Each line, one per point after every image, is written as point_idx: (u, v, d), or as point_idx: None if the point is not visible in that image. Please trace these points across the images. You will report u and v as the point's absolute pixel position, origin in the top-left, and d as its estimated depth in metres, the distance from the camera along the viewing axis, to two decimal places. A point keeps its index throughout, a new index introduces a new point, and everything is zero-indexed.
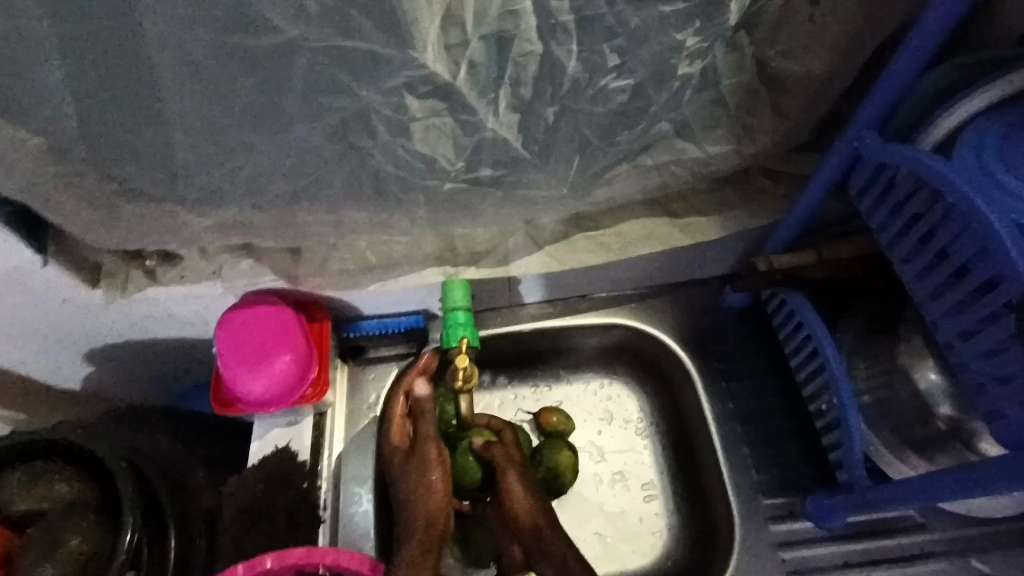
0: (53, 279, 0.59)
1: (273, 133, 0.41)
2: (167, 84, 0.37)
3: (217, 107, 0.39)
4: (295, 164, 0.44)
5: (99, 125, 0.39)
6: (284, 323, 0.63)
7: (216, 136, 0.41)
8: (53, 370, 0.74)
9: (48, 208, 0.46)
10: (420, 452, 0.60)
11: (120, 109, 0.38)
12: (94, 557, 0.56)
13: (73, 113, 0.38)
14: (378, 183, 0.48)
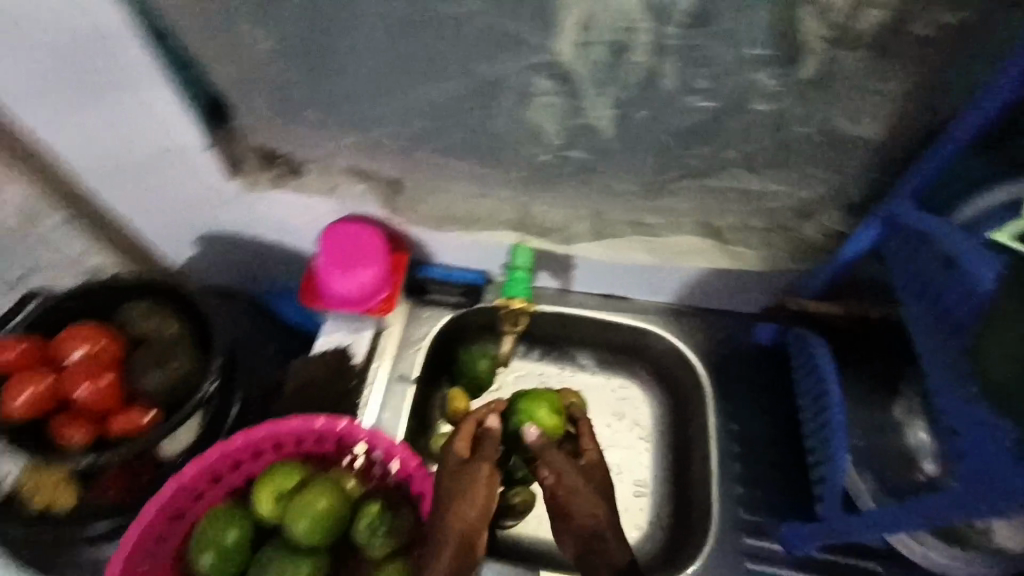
0: (205, 162, 0.73)
1: (427, 77, 0.53)
2: (365, 18, 0.49)
3: (393, 45, 0.51)
4: (432, 106, 0.56)
5: (303, 37, 0.52)
6: (375, 244, 0.74)
7: (383, 67, 0.53)
8: (172, 241, 0.89)
9: (241, 95, 0.59)
10: (477, 466, 0.60)
11: (324, 30, 0.51)
12: (178, 387, 0.68)
13: (292, 28, 0.51)
14: (489, 142, 0.59)
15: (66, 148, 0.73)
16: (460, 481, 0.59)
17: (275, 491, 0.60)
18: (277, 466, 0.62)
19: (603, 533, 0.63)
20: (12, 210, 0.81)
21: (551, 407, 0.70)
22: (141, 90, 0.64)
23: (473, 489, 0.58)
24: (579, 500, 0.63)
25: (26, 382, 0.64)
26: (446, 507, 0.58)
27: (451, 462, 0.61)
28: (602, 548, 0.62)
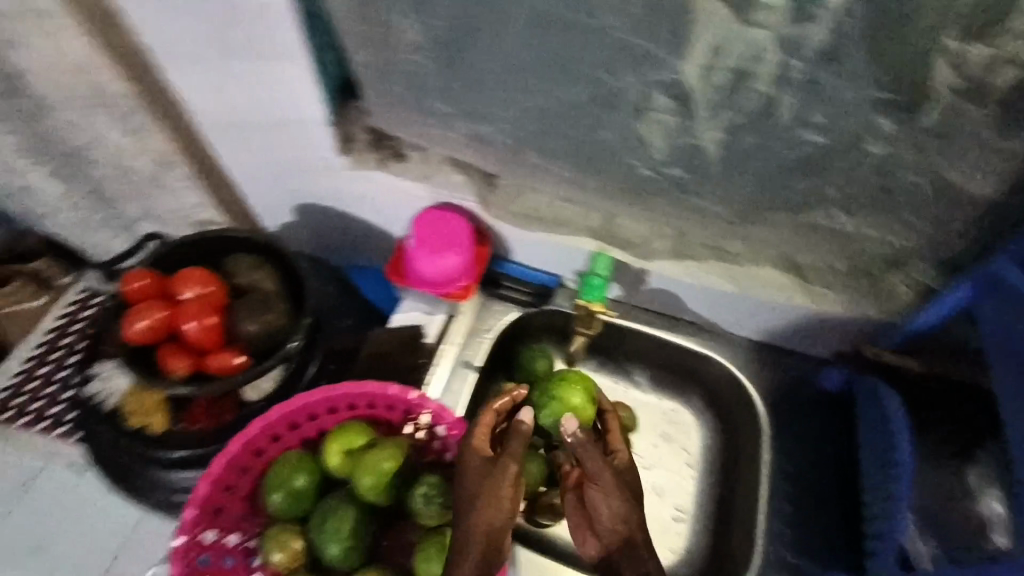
0: (324, 137, 0.80)
1: (550, 82, 0.57)
2: (507, 21, 0.54)
3: (527, 49, 0.55)
4: (550, 110, 0.60)
5: (447, 34, 0.57)
6: (464, 234, 0.78)
7: (513, 69, 0.58)
8: (275, 204, 0.97)
9: (375, 80, 0.65)
10: (505, 464, 0.58)
11: (468, 29, 0.56)
12: (269, 339, 0.74)
13: (439, 24, 0.56)
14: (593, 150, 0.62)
15: (206, 108, 0.82)
16: (486, 481, 0.57)
17: (340, 447, 0.65)
18: (346, 424, 0.66)
19: (633, 536, 0.59)
20: (148, 158, 0.90)
21: (585, 396, 0.70)
22: (284, 66, 0.71)
23: (498, 491, 0.56)
24: (609, 500, 0.60)
25: (144, 312, 0.71)
26: (470, 508, 0.56)
27: (476, 460, 0.59)
28: (631, 552, 0.59)
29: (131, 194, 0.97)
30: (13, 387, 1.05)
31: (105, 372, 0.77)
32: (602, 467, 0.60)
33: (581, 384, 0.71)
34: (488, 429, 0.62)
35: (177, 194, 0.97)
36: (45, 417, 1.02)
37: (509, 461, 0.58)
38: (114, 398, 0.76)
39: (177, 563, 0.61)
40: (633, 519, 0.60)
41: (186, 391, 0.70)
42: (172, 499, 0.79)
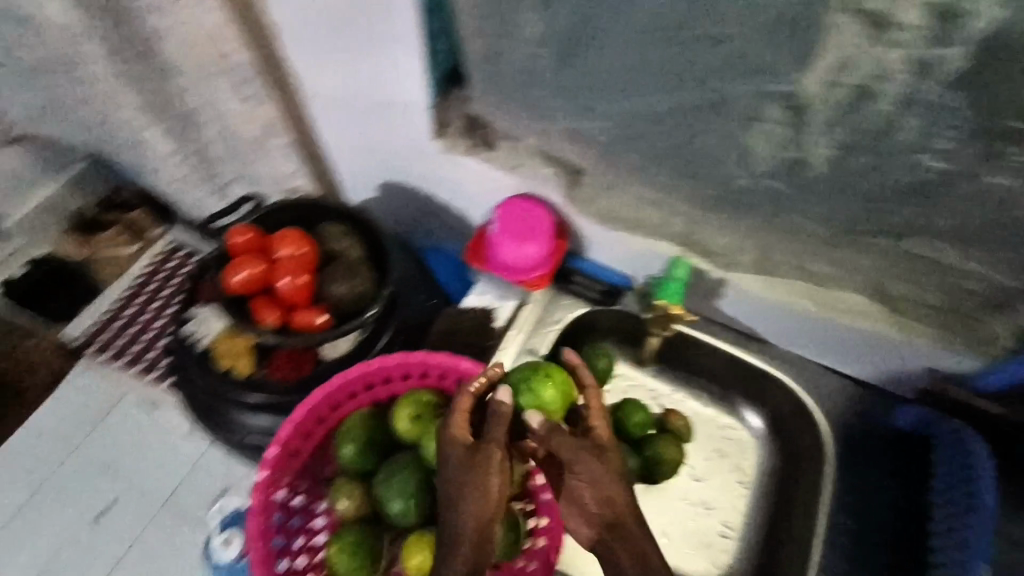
0: (421, 120, 0.83)
1: (663, 83, 0.59)
2: (632, 19, 0.55)
3: (646, 50, 0.57)
4: (659, 112, 0.62)
5: (568, 32, 0.59)
6: (545, 225, 0.80)
7: (629, 69, 0.60)
8: (363, 175, 1.02)
9: (487, 70, 0.67)
10: (487, 452, 0.56)
11: (590, 28, 0.58)
12: (351, 304, 0.79)
13: (561, 22, 0.58)
14: (694, 153, 0.64)
15: (316, 81, 0.86)
16: (473, 474, 0.55)
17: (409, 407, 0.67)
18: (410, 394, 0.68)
19: (623, 517, 0.57)
20: (257, 125, 0.96)
21: (557, 386, 0.62)
22: (396, 51, 0.74)
23: (485, 486, 0.55)
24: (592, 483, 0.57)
25: (245, 264, 0.77)
26: (458, 499, 0.55)
27: (457, 449, 0.57)
28: (620, 533, 0.57)
29: (233, 156, 1.04)
30: (114, 327, 1.23)
31: (204, 314, 0.84)
32: (577, 451, 0.58)
33: (558, 381, 0.63)
34: (465, 414, 0.59)
35: (273, 161, 1.03)
36: (142, 360, 1.20)
37: (491, 449, 0.56)
38: (208, 339, 0.83)
39: (257, 497, 0.66)
40: (620, 498, 0.57)
41: (270, 340, 0.75)
42: (246, 438, 0.86)
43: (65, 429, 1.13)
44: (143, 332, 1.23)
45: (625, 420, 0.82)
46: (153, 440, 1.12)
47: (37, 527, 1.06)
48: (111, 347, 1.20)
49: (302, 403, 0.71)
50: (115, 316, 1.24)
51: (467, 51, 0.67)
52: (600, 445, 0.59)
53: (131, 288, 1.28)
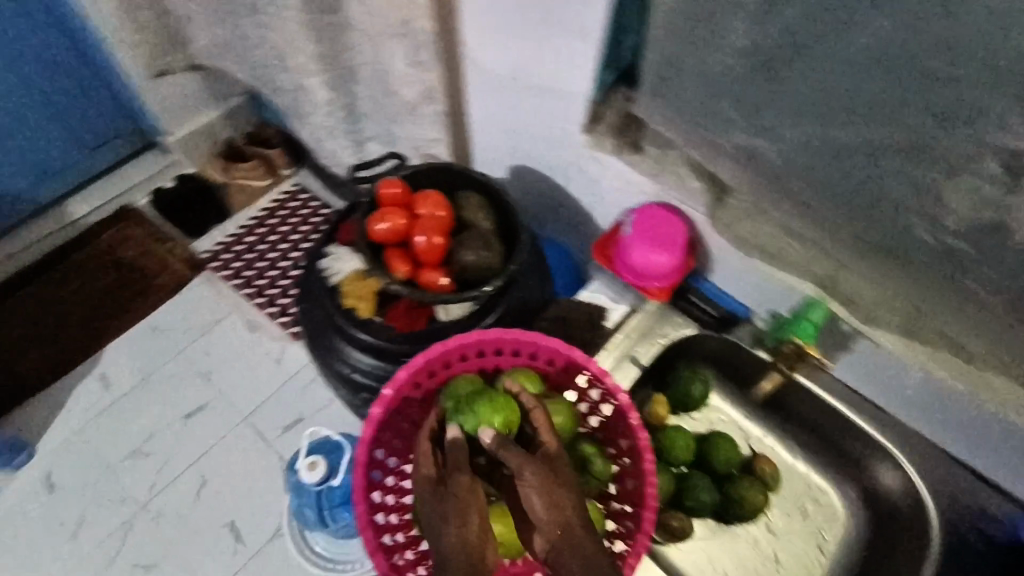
0: (578, 114, 0.85)
1: (857, 115, 0.58)
2: (848, 45, 0.54)
3: (858, 79, 0.56)
4: (847, 145, 0.60)
5: (774, 48, 0.59)
6: (679, 237, 0.80)
7: (829, 96, 0.59)
8: (499, 155, 1.06)
9: (674, 75, 0.68)
10: (451, 478, 0.62)
11: (802, 48, 0.57)
12: (474, 273, 0.82)
13: (771, 37, 0.58)
14: (869, 195, 0.62)
15: (484, 58, 0.90)
16: (445, 499, 0.60)
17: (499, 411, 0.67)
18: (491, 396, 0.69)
19: (569, 519, 0.58)
20: (415, 88, 0.97)
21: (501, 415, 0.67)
22: (577, 44, 0.76)
23: (463, 498, 0.59)
24: (539, 492, 0.59)
25: (390, 215, 0.83)
26: (439, 526, 0.59)
27: (428, 484, 0.63)
28: (571, 536, 0.57)
29: (383, 114, 1.10)
30: (245, 266, 1.47)
31: (338, 254, 0.91)
32: (523, 455, 0.61)
33: (501, 411, 0.67)
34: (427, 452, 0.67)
35: (421, 128, 1.06)
36: (263, 295, 1.43)
37: (453, 476, 0.62)
38: (338, 276, 0.90)
39: (368, 429, 0.70)
40: (568, 502, 0.59)
41: (393, 287, 0.79)
42: (349, 375, 0.92)
43: (186, 330, 1.39)
44: (259, 256, 1.48)
45: (710, 455, 0.83)
46: (252, 357, 1.36)
47: (152, 401, 1.30)
48: (232, 265, 1.47)
49: (420, 353, 0.74)
50: (240, 240, 1.51)
51: (652, 52, 0.68)
52: (545, 455, 0.63)
53: (255, 218, 1.55)
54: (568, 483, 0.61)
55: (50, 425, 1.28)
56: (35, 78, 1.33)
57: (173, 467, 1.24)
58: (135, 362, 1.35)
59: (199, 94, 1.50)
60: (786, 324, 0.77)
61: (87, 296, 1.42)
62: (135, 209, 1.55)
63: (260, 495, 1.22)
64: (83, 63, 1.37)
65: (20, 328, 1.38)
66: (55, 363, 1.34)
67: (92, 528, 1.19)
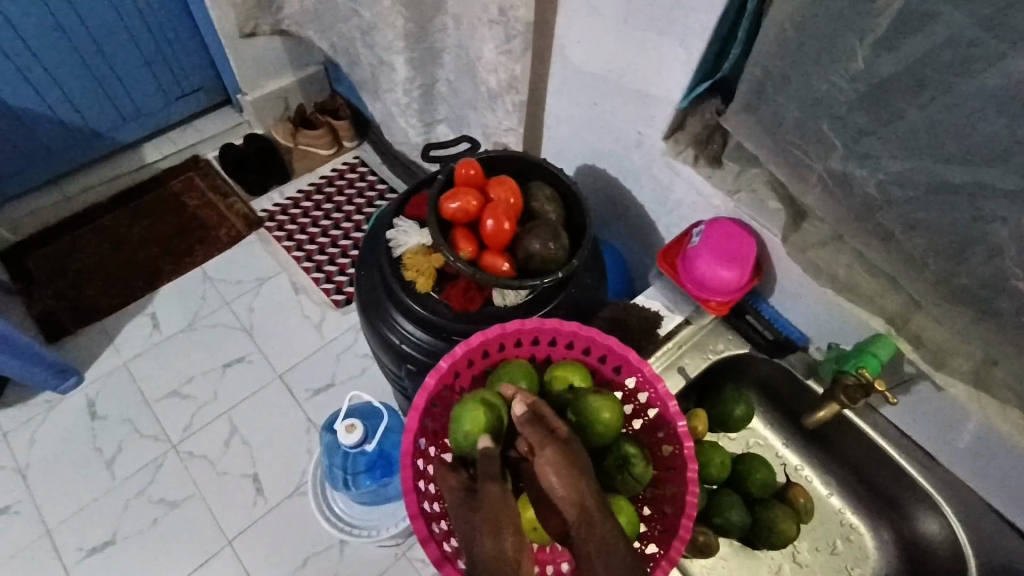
0: (661, 119, 0.85)
1: (968, 152, 0.57)
2: (974, 79, 0.53)
3: (971, 116, 0.55)
4: (945, 181, 0.59)
5: (886, 75, 0.58)
6: (747, 254, 0.79)
7: (935, 129, 0.58)
8: (570, 152, 1.08)
9: (774, 91, 0.68)
10: (481, 491, 0.61)
11: (916, 78, 0.57)
12: (538, 262, 0.83)
13: (884, 64, 0.58)
14: (965, 236, 0.61)
15: (575, 53, 0.91)
16: (474, 509, 0.61)
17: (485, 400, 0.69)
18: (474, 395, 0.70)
19: (585, 503, 0.59)
20: (500, 75, 0.97)
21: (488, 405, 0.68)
22: (674, 50, 0.77)
23: (495, 508, 0.59)
24: (554, 478, 0.60)
25: (463, 194, 0.84)
26: (473, 538, 0.58)
27: (457, 497, 0.63)
28: (586, 520, 0.58)
29: (462, 99, 1.12)
30: (303, 228, 1.52)
31: (403, 227, 0.93)
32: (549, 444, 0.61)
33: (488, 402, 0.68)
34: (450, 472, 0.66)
35: (496, 115, 1.06)
36: (312, 260, 1.47)
37: (484, 487, 0.61)
38: (401, 248, 0.92)
39: (422, 398, 0.72)
40: (580, 485, 0.60)
41: (459, 265, 0.81)
42: (397, 346, 0.93)
43: (236, 284, 1.44)
44: (313, 222, 1.53)
45: (746, 477, 0.82)
46: (293, 319, 1.40)
47: (196, 347, 1.36)
48: (287, 228, 1.51)
49: (479, 331, 0.76)
50: (297, 204, 1.56)
51: (758, 64, 0.68)
52: (558, 437, 0.63)
53: (313, 184, 1.60)
54: (582, 466, 0.61)
55: (100, 354, 1.35)
56: (138, 23, 1.40)
57: (208, 412, 1.29)
58: (185, 308, 1.41)
59: (281, 58, 1.55)
60: (848, 357, 0.76)
61: (149, 238, 1.49)
62: (205, 161, 1.61)
63: (289, 450, 1.26)
64: (183, 15, 1.46)
65: (86, 260, 1.45)
66: (116, 297, 1.41)
67: (126, 458, 1.24)
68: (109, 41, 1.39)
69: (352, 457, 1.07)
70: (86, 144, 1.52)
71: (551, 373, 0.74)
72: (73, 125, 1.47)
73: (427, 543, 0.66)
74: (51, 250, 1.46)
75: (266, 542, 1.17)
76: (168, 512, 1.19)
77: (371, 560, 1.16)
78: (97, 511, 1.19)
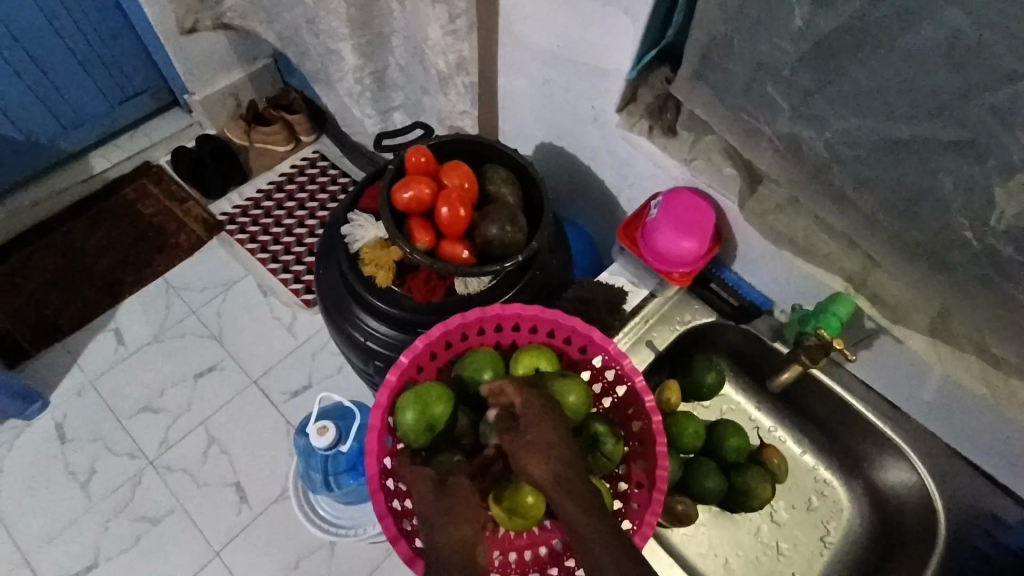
0: (614, 92, 0.84)
1: (911, 106, 0.57)
2: (912, 33, 0.53)
3: (910, 70, 0.55)
4: (890, 138, 0.60)
5: (826, 34, 0.57)
6: (707, 223, 0.79)
7: (878, 85, 0.58)
8: (528, 131, 1.05)
9: (721, 57, 0.67)
10: (451, 484, 0.62)
11: (855, 34, 0.56)
12: (498, 246, 0.82)
13: (823, 22, 0.57)
14: (913, 191, 0.61)
15: (522, 30, 0.88)
16: (439, 496, 0.61)
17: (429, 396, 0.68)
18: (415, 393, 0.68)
19: (552, 484, 0.59)
20: (448, 57, 0.94)
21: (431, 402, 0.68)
22: (619, 20, 0.75)
23: (460, 497, 0.60)
24: (523, 460, 0.60)
25: (416, 183, 0.82)
26: (435, 524, 0.59)
27: (423, 488, 0.63)
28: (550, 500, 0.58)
29: (415, 84, 1.09)
30: (263, 229, 1.47)
31: (357, 221, 0.90)
32: (523, 426, 0.61)
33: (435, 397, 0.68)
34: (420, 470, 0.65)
35: (449, 99, 1.04)
36: (277, 261, 1.43)
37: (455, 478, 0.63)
38: (358, 243, 0.89)
39: (384, 395, 0.71)
40: (547, 466, 0.59)
41: (417, 256, 0.79)
42: (363, 343, 0.91)
43: (200, 291, 1.40)
44: (275, 222, 1.48)
45: (719, 443, 0.83)
46: (263, 322, 1.37)
47: (162, 360, 1.32)
48: (248, 230, 1.47)
49: (440, 323, 0.74)
50: (256, 204, 1.51)
51: (703, 30, 0.67)
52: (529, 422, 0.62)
53: (271, 183, 1.55)
54: (552, 446, 0.60)
55: (64, 375, 1.30)
56: (69, 27, 1.33)
57: (182, 424, 1.26)
58: (148, 320, 1.36)
59: (225, 54, 1.49)
60: (810, 319, 0.76)
61: (104, 250, 1.43)
62: (156, 166, 1.55)
63: (270, 454, 1.24)
64: (117, 16, 1.38)
65: (39, 278, 1.39)
66: (73, 316, 1.35)
67: (102, 478, 1.20)
68: (39, 48, 1.31)
69: (331, 457, 1.06)
70: (27, 156, 1.44)
71: (516, 358, 0.72)
72: (10, 138, 1.39)
73: (397, 542, 0.65)
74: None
75: (253, 550, 1.15)
76: (151, 528, 1.17)
77: (363, 554, 1.15)
78: (76, 534, 1.16)
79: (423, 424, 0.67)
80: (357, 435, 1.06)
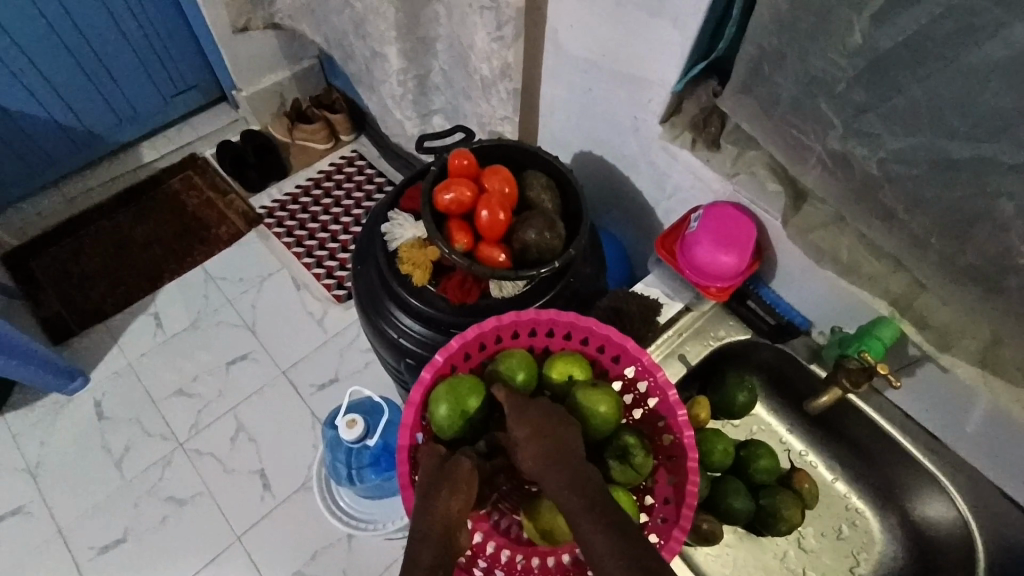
0: (657, 103, 0.84)
1: (971, 126, 0.55)
2: (977, 52, 0.51)
3: (971, 91, 0.54)
4: (947, 159, 0.58)
5: (883, 52, 0.57)
6: (749, 239, 0.78)
7: (933, 105, 0.56)
8: (566, 139, 1.06)
9: (771, 72, 0.67)
10: (456, 466, 0.62)
11: (911, 52, 0.55)
12: (534, 251, 0.82)
13: (879, 41, 0.56)
14: (966, 213, 0.60)
15: (566, 38, 0.89)
16: (439, 476, 0.62)
17: (466, 385, 0.69)
18: (452, 384, 0.69)
19: (548, 474, 0.58)
20: (492, 63, 0.96)
21: (464, 394, 0.69)
22: (667, 31, 0.75)
23: (456, 482, 0.60)
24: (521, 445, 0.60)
25: (457, 185, 0.83)
26: (428, 498, 0.60)
27: (430, 464, 0.64)
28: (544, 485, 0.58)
29: (457, 88, 1.11)
30: (301, 224, 1.51)
31: (397, 220, 0.91)
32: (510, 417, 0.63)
33: (468, 390, 0.69)
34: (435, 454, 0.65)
35: (490, 105, 1.05)
36: (313, 255, 1.46)
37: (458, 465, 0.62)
38: (396, 242, 0.90)
39: (418, 392, 0.71)
40: (541, 457, 0.59)
41: (455, 258, 0.80)
42: (397, 340, 0.92)
43: (237, 282, 1.44)
44: (312, 218, 1.52)
45: (750, 463, 0.81)
46: (296, 315, 1.40)
47: (198, 346, 1.36)
48: (286, 224, 1.51)
49: (475, 324, 0.75)
50: (295, 199, 1.55)
51: (754, 43, 0.66)
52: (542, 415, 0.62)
53: (310, 179, 1.59)
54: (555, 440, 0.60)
55: (106, 355, 1.35)
56: (129, 23, 1.39)
57: (213, 410, 1.29)
58: (187, 307, 1.41)
59: (273, 53, 1.54)
60: (853, 342, 0.74)
61: (150, 237, 1.49)
62: (202, 159, 1.60)
63: (296, 444, 1.26)
64: (175, 13, 1.44)
65: (88, 261, 1.45)
66: (118, 299, 1.41)
67: (135, 457, 1.24)
68: (102, 41, 1.37)
69: (356, 452, 1.07)
70: (85, 145, 1.51)
71: (551, 363, 0.72)
72: (70, 127, 1.46)
73: None
74: (51, 253, 1.46)
75: (276, 537, 1.17)
76: (178, 508, 1.20)
77: (381, 550, 1.16)
78: (108, 510, 1.20)
79: (456, 414, 0.68)
80: (383, 431, 1.07)
